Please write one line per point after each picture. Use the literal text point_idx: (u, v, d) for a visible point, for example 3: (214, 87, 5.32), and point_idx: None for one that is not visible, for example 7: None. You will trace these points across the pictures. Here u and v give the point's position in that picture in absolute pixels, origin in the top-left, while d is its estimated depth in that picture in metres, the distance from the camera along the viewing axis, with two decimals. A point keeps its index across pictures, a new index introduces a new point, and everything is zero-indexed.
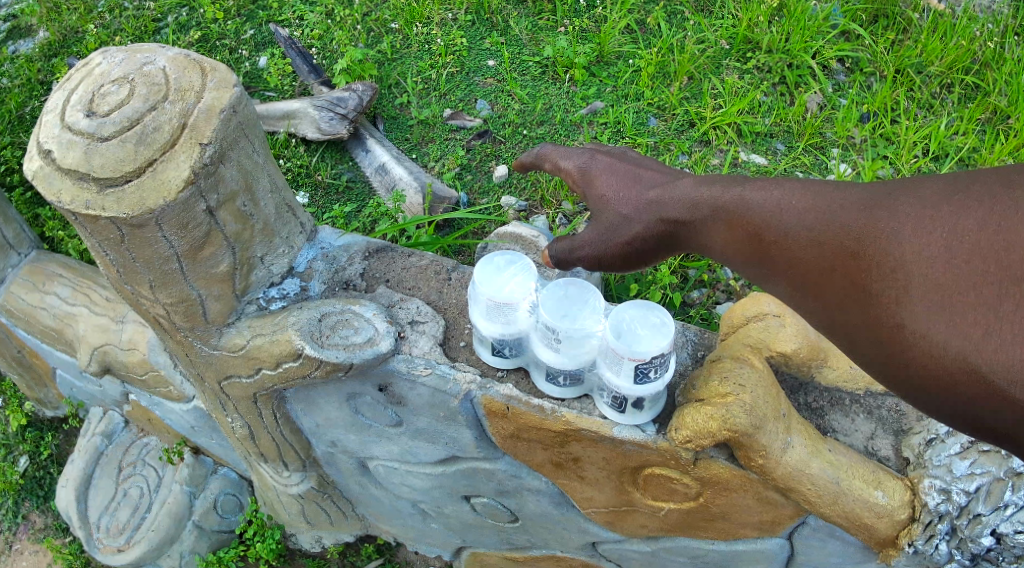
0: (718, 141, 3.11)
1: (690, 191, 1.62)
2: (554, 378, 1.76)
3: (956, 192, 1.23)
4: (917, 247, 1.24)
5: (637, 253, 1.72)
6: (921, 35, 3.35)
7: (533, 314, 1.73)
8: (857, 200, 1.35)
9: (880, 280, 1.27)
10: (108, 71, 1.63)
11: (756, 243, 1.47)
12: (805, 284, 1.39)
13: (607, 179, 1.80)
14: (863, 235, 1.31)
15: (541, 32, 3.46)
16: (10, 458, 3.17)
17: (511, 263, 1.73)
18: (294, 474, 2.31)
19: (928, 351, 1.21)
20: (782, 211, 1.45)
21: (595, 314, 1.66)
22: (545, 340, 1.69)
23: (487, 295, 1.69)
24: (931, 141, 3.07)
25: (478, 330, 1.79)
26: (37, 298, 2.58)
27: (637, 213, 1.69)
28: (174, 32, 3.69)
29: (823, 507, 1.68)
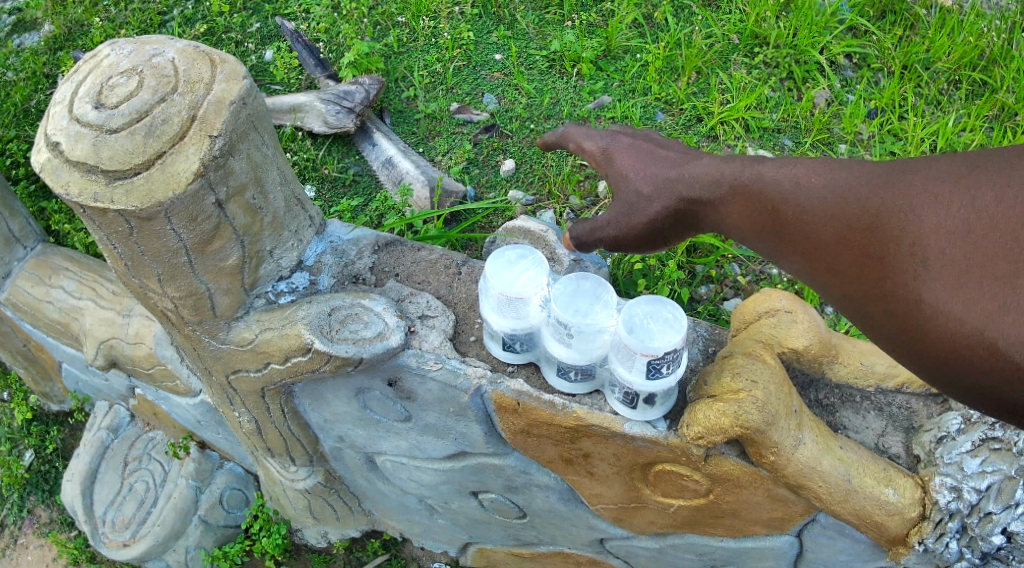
0: (726, 136, 3.10)
1: (712, 169, 1.57)
2: (565, 374, 1.75)
3: (971, 169, 1.24)
4: (935, 220, 1.24)
5: (655, 234, 1.66)
6: (929, 31, 3.33)
7: (544, 308, 1.72)
8: (874, 176, 1.35)
9: (898, 256, 1.27)
10: (116, 62, 1.62)
11: (774, 222, 1.46)
12: (821, 260, 1.39)
13: (624, 154, 1.69)
14: (881, 211, 1.31)
15: (548, 26, 3.44)
16: (15, 452, 3.17)
17: (523, 257, 1.73)
18: (301, 468, 2.31)
19: (944, 327, 1.21)
20: (798, 187, 1.44)
21: (607, 309, 1.65)
22: (556, 335, 1.69)
23: (499, 289, 1.69)
24: (939, 137, 3.06)
25: (489, 324, 1.78)
26: (42, 292, 2.57)
27: (658, 192, 1.62)
28: (180, 25, 3.68)
29: (834, 505, 1.67)
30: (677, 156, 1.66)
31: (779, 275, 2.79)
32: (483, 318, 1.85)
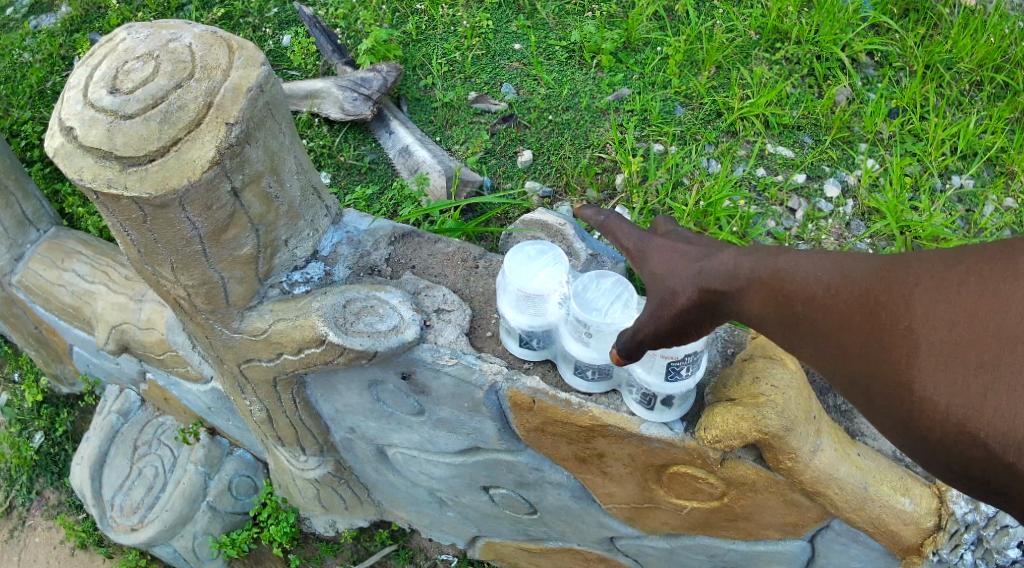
0: (745, 132, 3.06)
1: (734, 262, 1.47)
2: (582, 373, 1.74)
3: (961, 260, 1.23)
4: (924, 314, 1.23)
5: (684, 327, 1.52)
6: (952, 31, 3.29)
7: (563, 306, 1.70)
8: (870, 265, 1.33)
9: (891, 346, 1.26)
10: (132, 47, 1.60)
11: (781, 310, 1.40)
12: (819, 345, 1.36)
13: (658, 252, 1.61)
14: (874, 303, 1.29)
15: (568, 16, 3.41)
16: (25, 434, 3.18)
17: (542, 254, 1.72)
18: (311, 458, 2.30)
19: (933, 413, 1.22)
20: (800, 269, 1.39)
21: (626, 308, 1.63)
22: (575, 332, 1.67)
23: (517, 286, 1.67)
24: (960, 138, 3.02)
25: (506, 322, 1.77)
26: (55, 275, 2.56)
27: (683, 284, 1.50)
28: (198, 8, 3.66)
29: (849, 512, 1.65)
30: (704, 249, 1.57)
31: None
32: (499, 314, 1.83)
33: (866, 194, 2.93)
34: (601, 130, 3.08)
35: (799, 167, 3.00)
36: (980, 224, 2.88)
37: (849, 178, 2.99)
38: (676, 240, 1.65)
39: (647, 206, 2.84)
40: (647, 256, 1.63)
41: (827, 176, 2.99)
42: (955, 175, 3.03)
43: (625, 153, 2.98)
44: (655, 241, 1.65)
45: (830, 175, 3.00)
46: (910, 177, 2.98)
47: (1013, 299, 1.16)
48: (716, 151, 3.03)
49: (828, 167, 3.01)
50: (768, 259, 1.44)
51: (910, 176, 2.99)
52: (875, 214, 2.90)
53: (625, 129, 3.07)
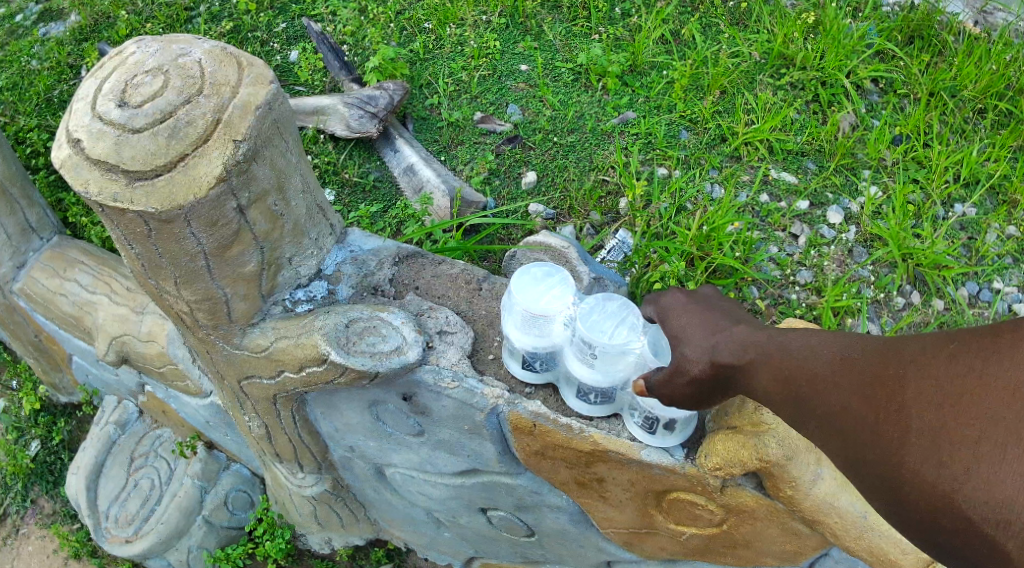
0: (749, 157, 3.07)
1: (746, 338, 1.51)
2: (586, 399, 1.75)
3: (952, 341, 1.28)
4: (915, 391, 1.29)
5: (702, 394, 1.54)
6: (956, 59, 3.29)
7: (568, 328, 1.71)
8: (870, 346, 1.38)
9: (883, 423, 1.31)
10: (142, 61, 1.61)
11: (787, 388, 1.44)
12: (821, 421, 1.40)
13: (680, 310, 1.61)
14: (869, 381, 1.34)
15: (575, 38, 3.42)
16: (22, 442, 3.16)
17: (549, 277, 1.72)
18: (308, 476, 2.29)
19: (920, 486, 1.27)
20: (804, 346, 1.44)
21: (632, 328, 1.64)
22: (580, 354, 1.68)
23: (524, 307, 1.68)
24: (963, 166, 3.03)
25: (510, 345, 1.78)
26: (56, 285, 2.56)
27: (697, 354, 1.52)
28: (206, 22, 3.68)
29: (848, 541, 1.62)
30: (725, 312, 1.60)
31: (799, 300, 2.78)
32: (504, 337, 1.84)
33: (869, 221, 2.93)
34: (606, 152, 3.09)
35: (803, 193, 3.00)
36: (982, 252, 2.89)
37: (852, 205, 2.99)
38: (703, 296, 1.65)
39: (650, 229, 2.85)
40: (670, 314, 1.62)
41: (829, 203, 3.00)
42: (958, 204, 3.03)
43: (629, 176, 2.99)
44: (681, 296, 1.64)
45: (833, 202, 3.00)
46: (913, 205, 2.99)
47: (997, 379, 1.22)
48: (720, 176, 3.03)
49: (830, 193, 3.02)
50: (775, 337, 1.48)
51: (913, 203, 2.99)
52: (878, 240, 2.90)
53: (629, 152, 3.09)
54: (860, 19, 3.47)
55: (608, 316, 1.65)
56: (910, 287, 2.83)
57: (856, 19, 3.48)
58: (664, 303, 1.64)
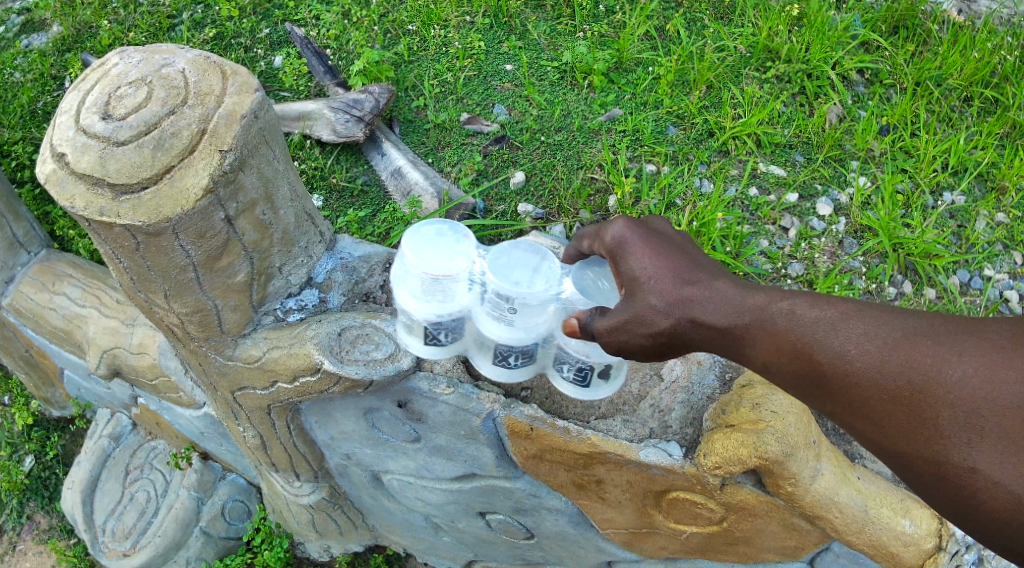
0: (737, 152, 3.07)
1: (730, 296, 1.44)
2: (503, 361, 1.66)
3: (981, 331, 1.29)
4: (964, 382, 1.26)
5: (658, 349, 1.48)
6: (941, 47, 3.30)
7: (473, 285, 1.58)
8: (902, 327, 1.33)
9: (917, 410, 1.29)
10: (125, 72, 1.59)
11: (801, 363, 1.37)
12: (847, 404, 1.36)
13: (640, 247, 1.50)
14: (899, 366, 1.30)
15: (560, 37, 3.41)
16: (15, 457, 3.13)
17: (442, 231, 1.57)
18: (306, 484, 2.28)
19: (969, 479, 1.25)
20: (806, 318, 1.38)
21: (549, 274, 1.54)
22: (495, 313, 1.57)
23: (424, 269, 1.53)
24: (951, 155, 3.04)
25: (410, 315, 1.63)
26: (46, 299, 2.54)
27: (668, 308, 1.44)
28: (189, 30, 3.65)
29: (849, 535, 1.62)
30: (686, 253, 1.52)
31: None
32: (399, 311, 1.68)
33: (859, 212, 2.94)
34: (593, 150, 3.09)
35: (792, 186, 3.00)
36: (972, 239, 2.90)
37: (841, 197, 2.99)
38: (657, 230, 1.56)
39: None
40: (627, 250, 1.51)
41: (819, 195, 3.00)
42: (947, 192, 3.04)
43: (618, 174, 2.99)
44: (639, 230, 1.53)
45: (822, 194, 3.01)
46: (902, 194, 2.99)
47: None
48: (708, 171, 3.03)
49: (820, 185, 3.02)
50: (767, 301, 1.42)
51: (902, 192, 3.00)
52: (868, 231, 2.91)
53: (617, 150, 3.08)
54: (844, 10, 3.46)
55: (521, 264, 1.54)
56: (901, 277, 2.84)
57: (840, 10, 3.48)
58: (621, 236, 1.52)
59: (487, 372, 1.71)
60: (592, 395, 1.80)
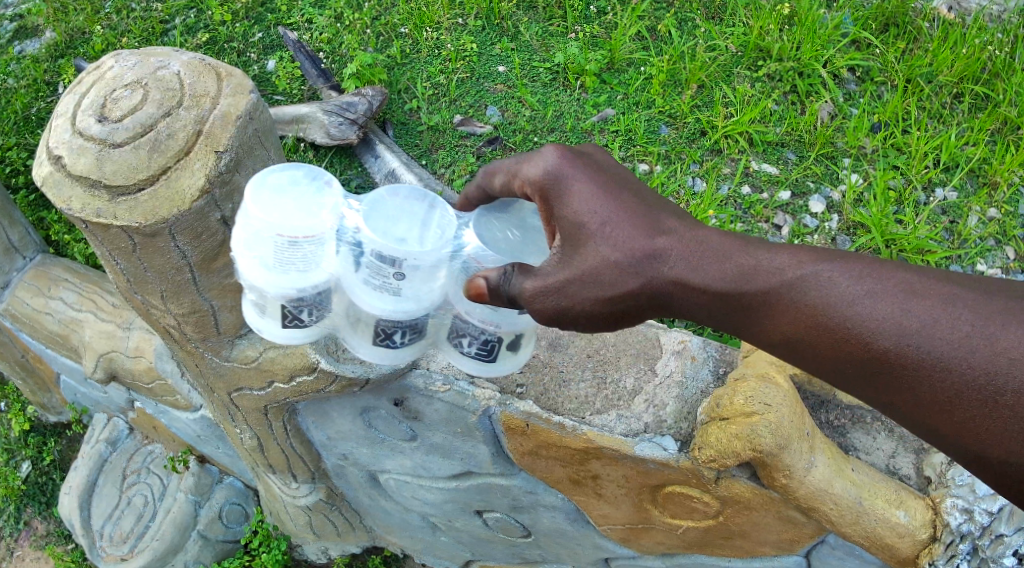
0: (729, 150, 3.09)
1: (720, 256, 1.35)
2: (388, 338, 1.49)
3: (1011, 300, 1.24)
4: (979, 351, 1.21)
5: (618, 310, 1.38)
6: (932, 44, 3.31)
7: (341, 248, 1.40)
8: (912, 288, 1.27)
9: (952, 385, 1.23)
10: (120, 74, 1.59)
11: (813, 332, 1.31)
12: (859, 371, 1.30)
13: (583, 186, 1.37)
14: (932, 338, 1.24)
15: (552, 38, 3.42)
16: (12, 463, 3.13)
17: (296, 181, 1.39)
18: (302, 485, 2.28)
19: (990, 447, 1.22)
20: (833, 286, 1.30)
21: (440, 229, 1.40)
22: (375, 283, 1.38)
23: (279, 229, 1.33)
24: (942, 151, 3.06)
25: (264, 292, 1.43)
26: (41, 303, 2.54)
27: (637, 267, 1.34)
28: (182, 34, 3.66)
29: (844, 527, 1.63)
30: (637, 191, 1.41)
31: None
32: (250, 289, 1.48)
33: (851, 208, 2.96)
34: None
35: (784, 184, 3.02)
36: (964, 235, 2.92)
37: (834, 194, 3.01)
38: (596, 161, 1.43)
39: None
40: (567, 190, 1.37)
41: (811, 192, 3.02)
42: (939, 188, 3.06)
43: None
44: (580, 166, 1.39)
45: (815, 191, 3.02)
46: (894, 191, 3.01)
47: None
48: (701, 170, 3.05)
49: (812, 183, 3.04)
50: (787, 267, 1.33)
51: (894, 189, 3.02)
52: (860, 228, 2.93)
53: (610, 150, 3.10)
54: (835, 8, 3.48)
55: (402, 217, 1.39)
56: None
57: (831, 9, 3.49)
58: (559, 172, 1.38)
59: (367, 352, 1.53)
60: (587, 391, 1.80)
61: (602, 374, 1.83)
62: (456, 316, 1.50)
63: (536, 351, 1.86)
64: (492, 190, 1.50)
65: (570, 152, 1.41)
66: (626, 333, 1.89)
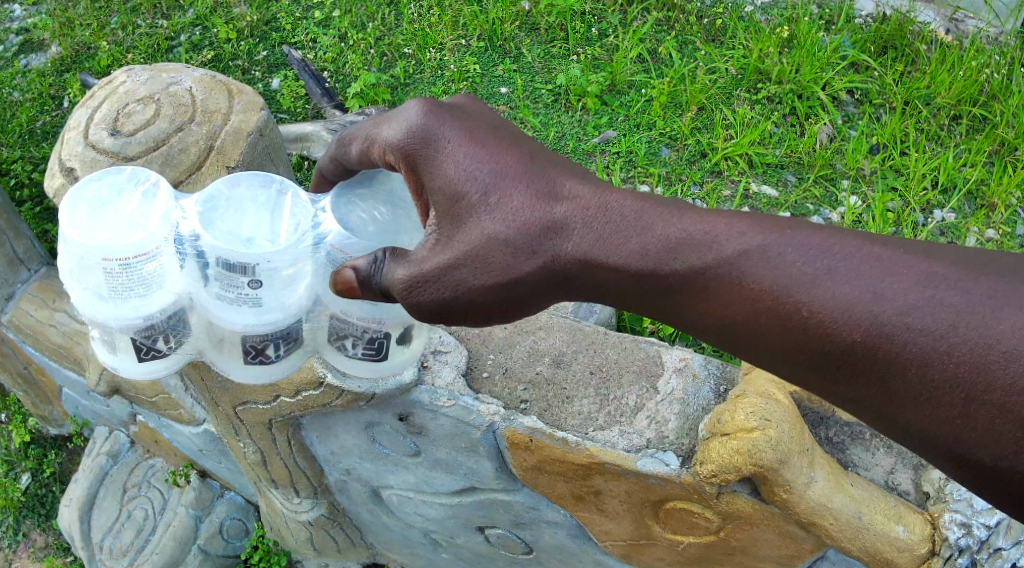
0: (729, 172, 3.11)
1: (632, 232, 1.29)
2: (260, 353, 1.49)
3: (999, 281, 1.13)
4: (948, 338, 1.12)
5: (518, 293, 1.34)
6: (929, 67, 3.35)
7: (184, 263, 1.38)
8: (886, 267, 1.17)
9: (924, 377, 1.13)
10: (133, 91, 1.75)
11: (765, 318, 1.22)
12: (820, 363, 1.21)
13: (453, 158, 1.32)
14: (903, 323, 1.14)
15: (553, 59, 3.46)
16: (11, 475, 3.14)
17: (117, 196, 1.38)
18: (305, 501, 2.29)
19: (965, 444, 1.13)
20: (786, 265, 1.21)
21: (293, 223, 1.40)
22: (228, 295, 1.37)
23: (106, 254, 1.31)
24: (940, 172, 3.09)
25: (108, 326, 1.39)
26: (45, 315, 2.56)
27: (531, 245, 1.30)
28: (187, 51, 3.71)
29: (844, 541, 1.64)
30: (523, 149, 1.34)
31: None
32: (95, 325, 1.44)
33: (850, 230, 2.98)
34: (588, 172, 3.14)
35: (784, 205, 3.05)
36: None
37: (833, 215, 3.04)
38: (472, 116, 1.37)
39: None
40: (436, 162, 1.32)
41: (810, 214, 3.04)
42: (937, 210, 3.09)
43: None
44: (450, 129, 1.33)
45: (814, 213, 3.05)
46: (893, 212, 3.03)
47: None
48: (701, 191, 3.08)
49: (811, 205, 3.06)
50: (725, 242, 1.25)
51: (893, 211, 3.05)
52: None
53: (611, 170, 3.13)
54: (833, 32, 3.53)
55: (247, 214, 1.39)
56: None
57: (829, 32, 3.54)
58: (427, 137, 1.32)
59: (240, 371, 1.54)
60: (590, 408, 1.82)
61: (605, 391, 1.85)
62: (332, 317, 1.50)
63: (540, 368, 1.89)
64: (350, 160, 1.47)
65: (438, 114, 1.34)
66: (628, 351, 1.92)
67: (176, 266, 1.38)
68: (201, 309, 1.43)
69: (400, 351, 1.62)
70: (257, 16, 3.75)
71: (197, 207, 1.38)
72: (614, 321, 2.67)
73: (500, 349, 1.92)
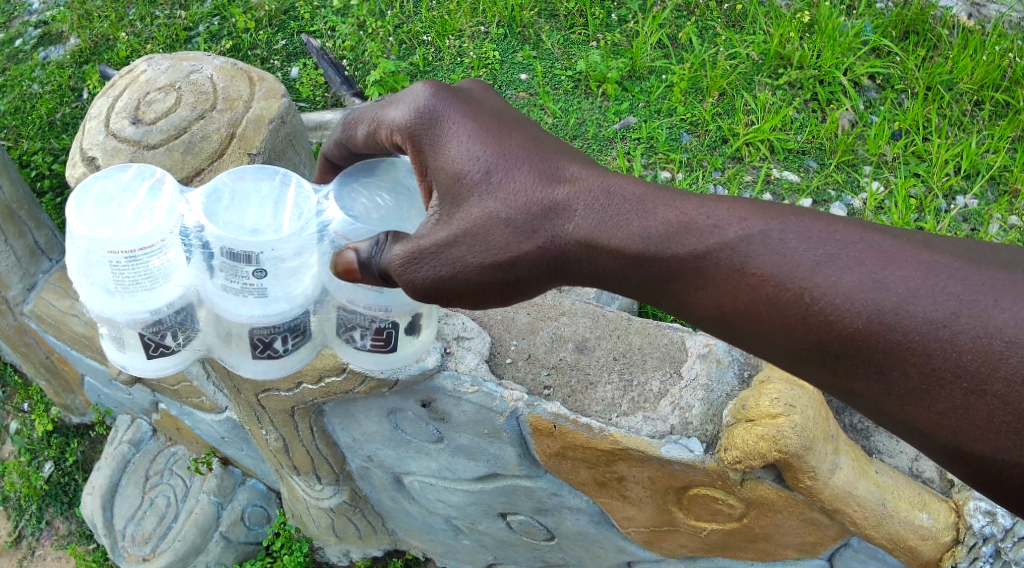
0: (751, 158, 3.10)
1: (633, 214, 1.28)
2: (269, 347, 1.46)
3: (1017, 268, 1.11)
4: (952, 329, 1.09)
5: (515, 275, 1.33)
6: (951, 52, 3.31)
7: (189, 256, 1.38)
8: (889, 255, 1.15)
9: (926, 367, 1.10)
10: (154, 79, 1.76)
11: (765, 308, 1.21)
12: (822, 353, 1.18)
13: (456, 138, 1.32)
14: (906, 313, 1.11)
15: (573, 46, 3.44)
16: (35, 463, 3.17)
17: (122, 191, 1.39)
18: (326, 488, 2.30)
19: (966, 438, 1.10)
20: (785, 249, 1.19)
21: (297, 212, 1.40)
22: (234, 285, 1.36)
23: (112, 247, 1.32)
24: (963, 158, 3.05)
25: (116, 322, 1.40)
26: (68, 305, 2.57)
27: (532, 225, 1.29)
28: (206, 41, 3.71)
29: (867, 529, 1.62)
30: (526, 135, 1.35)
31: None
32: (105, 325, 1.45)
33: (872, 215, 2.95)
34: (609, 158, 3.13)
35: (805, 191, 3.02)
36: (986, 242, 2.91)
37: (855, 201, 3.00)
38: (478, 102, 1.38)
39: None
40: (440, 143, 1.32)
41: (832, 200, 3.01)
42: (959, 196, 3.05)
43: None
44: (456, 112, 1.33)
45: (835, 199, 3.02)
46: (915, 198, 3.00)
47: None
48: (722, 177, 3.06)
49: (834, 190, 3.03)
50: (727, 226, 1.23)
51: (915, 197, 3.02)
52: None
53: (631, 157, 3.12)
54: (855, 16, 3.48)
55: (251, 206, 1.40)
56: None
57: (850, 16, 3.49)
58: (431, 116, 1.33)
59: (247, 369, 1.52)
60: (614, 394, 1.81)
61: (629, 377, 1.84)
62: (340, 309, 1.49)
63: (563, 354, 1.88)
64: (354, 143, 1.47)
65: (444, 96, 1.35)
66: (652, 337, 1.91)
67: (183, 260, 1.38)
68: (209, 304, 1.42)
69: (410, 341, 1.60)
70: (276, 6, 3.75)
71: (200, 199, 1.38)
72: (636, 308, 2.66)
73: (523, 335, 1.91)
